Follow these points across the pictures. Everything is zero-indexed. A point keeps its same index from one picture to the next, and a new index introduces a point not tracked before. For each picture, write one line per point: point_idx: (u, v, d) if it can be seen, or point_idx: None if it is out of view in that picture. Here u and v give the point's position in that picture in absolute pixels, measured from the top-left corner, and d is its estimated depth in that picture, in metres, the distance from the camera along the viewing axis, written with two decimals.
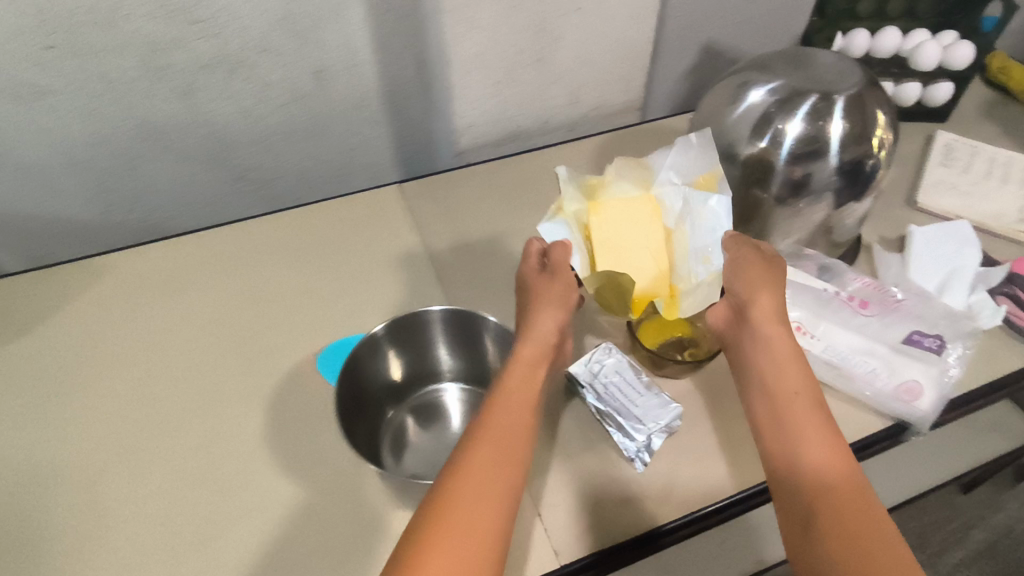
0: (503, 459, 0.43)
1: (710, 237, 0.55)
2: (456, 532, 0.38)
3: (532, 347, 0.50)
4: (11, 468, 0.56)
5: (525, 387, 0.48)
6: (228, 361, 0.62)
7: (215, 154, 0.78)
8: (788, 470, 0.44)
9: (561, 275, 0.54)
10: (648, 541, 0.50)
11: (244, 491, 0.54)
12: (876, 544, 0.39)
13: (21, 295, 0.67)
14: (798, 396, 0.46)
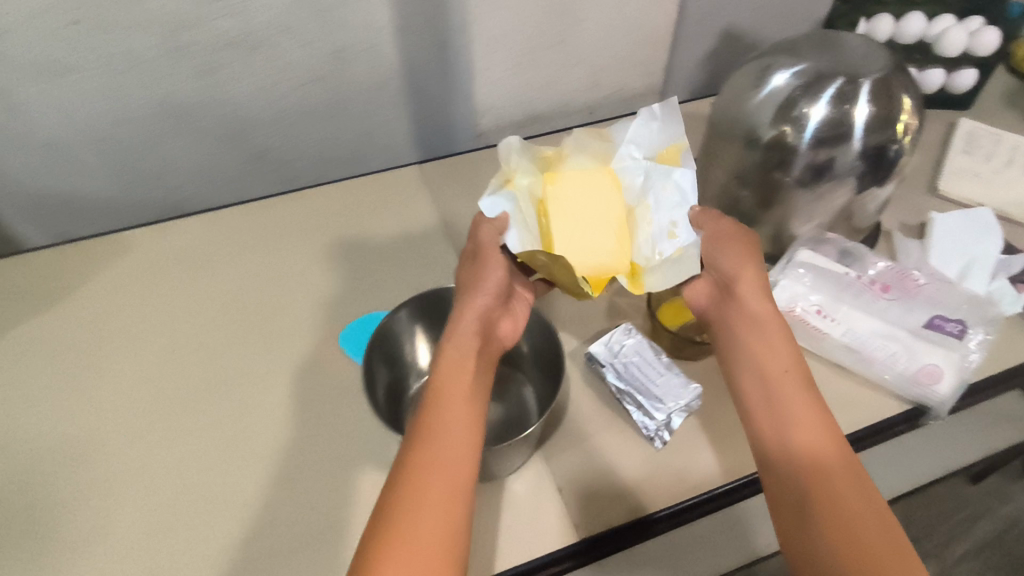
0: (451, 453, 0.41)
1: (674, 212, 0.55)
2: (419, 535, 0.37)
3: (464, 333, 0.48)
4: (44, 437, 0.57)
5: (465, 371, 0.45)
6: (250, 338, 0.64)
7: (237, 133, 0.79)
8: (779, 454, 0.44)
9: (493, 254, 0.52)
10: (637, 529, 0.50)
11: (267, 464, 0.55)
12: (873, 522, 0.39)
13: (50, 270, 0.69)
14: (788, 376, 0.46)
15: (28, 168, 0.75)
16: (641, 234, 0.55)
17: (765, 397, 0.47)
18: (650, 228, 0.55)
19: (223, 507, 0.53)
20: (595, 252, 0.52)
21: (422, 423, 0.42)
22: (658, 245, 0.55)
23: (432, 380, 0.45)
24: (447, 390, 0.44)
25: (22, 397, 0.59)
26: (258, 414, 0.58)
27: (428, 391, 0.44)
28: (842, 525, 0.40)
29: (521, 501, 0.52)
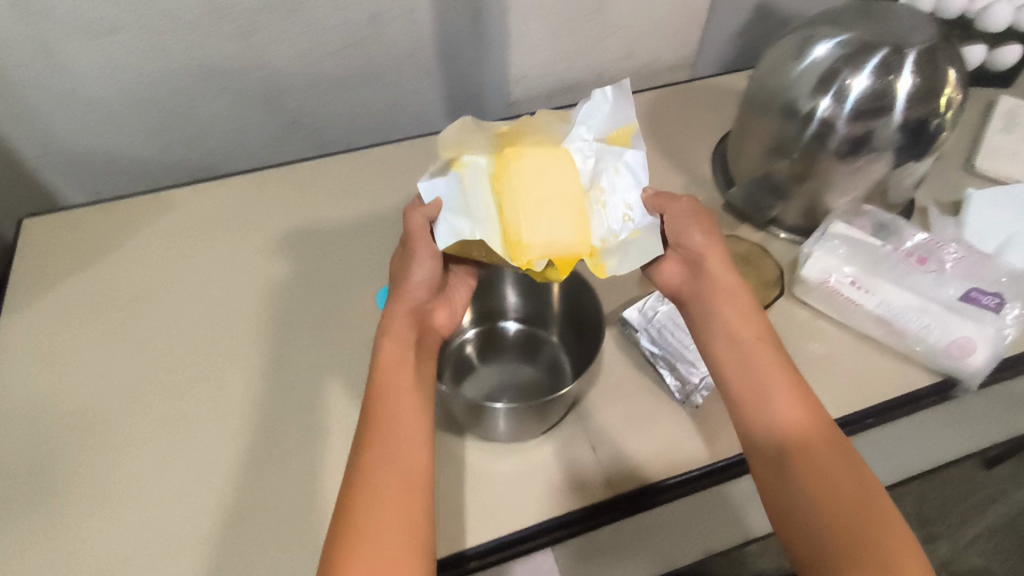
0: (402, 448, 0.41)
1: (633, 191, 0.52)
2: (385, 526, 0.38)
3: (396, 330, 0.48)
4: (90, 383, 0.59)
5: (403, 366, 0.46)
6: (287, 296, 0.65)
7: (272, 96, 0.80)
8: (759, 422, 0.45)
9: (420, 247, 0.51)
10: (641, 498, 0.51)
11: (305, 415, 0.57)
12: (850, 478, 0.41)
13: (96, 226, 0.71)
14: (757, 344, 0.48)
15: (69, 126, 0.77)
16: (600, 213, 0.51)
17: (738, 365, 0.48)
18: (609, 208, 0.51)
19: (262, 454, 0.55)
20: (556, 233, 0.48)
21: (368, 423, 0.43)
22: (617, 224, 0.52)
23: (372, 380, 0.45)
24: (389, 387, 0.44)
25: (69, 344, 0.61)
26: (295, 367, 0.60)
27: (370, 391, 0.45)
28: (827, 483, 0.41)
29: (553, 458, 0.54)
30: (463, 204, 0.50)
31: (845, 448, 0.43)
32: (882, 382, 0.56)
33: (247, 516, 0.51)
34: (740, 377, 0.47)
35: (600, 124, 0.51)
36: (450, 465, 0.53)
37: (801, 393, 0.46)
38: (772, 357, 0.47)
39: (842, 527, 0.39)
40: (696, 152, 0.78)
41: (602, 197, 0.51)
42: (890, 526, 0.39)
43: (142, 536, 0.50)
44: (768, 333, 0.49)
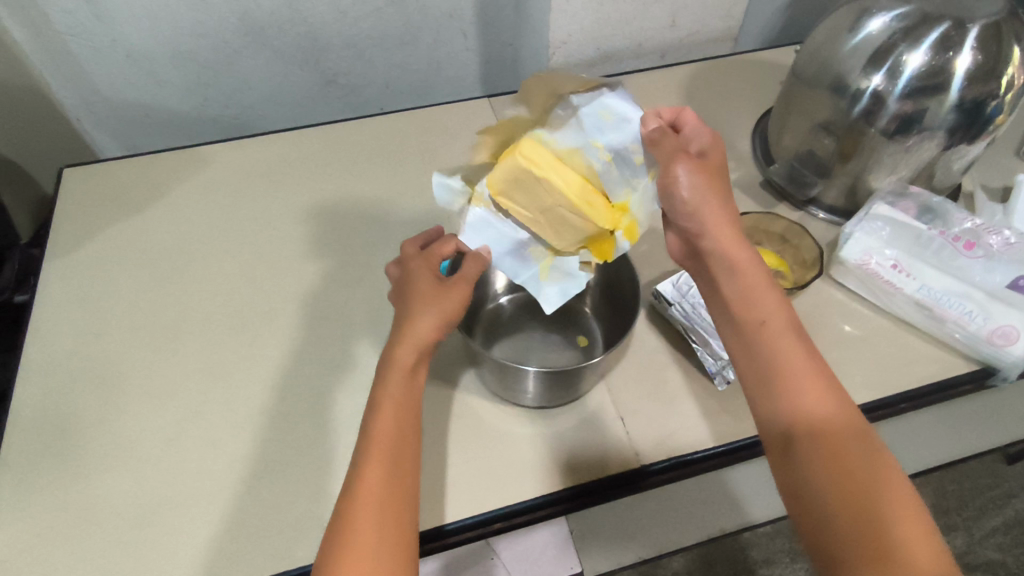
0: (398, 467, 0.39)
1: (627, 136, 0.47)
2: (373, 552, 0.36)
3: (415, 345, 0.44)
4: (126, 327, 0.60)
5: (413, 386, 0.43)
6: (322, 253, 0.66)
7: (311, 55, 0.79)
8: (765, 407, 0.42)
9: (457, 288, 0.46)
10: (631, 479, 0.51)
11: (337, 369, 0.57)
12: (866, 468, 0.37)
13: (136, 177, 0.72)
14: (765, 325, 0.43)
15: (110, 75, 0.77)
16: (604, 179, 0.47)
17: (743, 345, 0.44)
18: (615, 167, 0.47)
19: (296, 405, 0.55)
20: (574, 228, 0.48)
21: (364, 443, 0.40)
22: (628, 179, 0.48)
23: (375, 397, 0.42)
24: (388, 405, 0.42)
25: (108, 289, 0.63)
26: (327, 323, 0.60)
27: (371, 407, 0.42)
28: (842, 479, 0.37)
29: (581, 426, 0.54)
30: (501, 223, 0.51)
31: (865, 441, 0.39)
32: (917, 367, 0.55)
33: (279, 464, 0.52)
34: (751, 365, 0.43)
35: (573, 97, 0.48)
36: (480, 428, 0.54)
37: (818, 378, 0.41)
38: (786, 339, 0.43)
39: (864, 530, 0.35)
40: (735, 127, 0.77)
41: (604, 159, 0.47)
42: (918, 526, 0.35)
43: (176, 477, 0.51)
44: (783, 310, 0.44)
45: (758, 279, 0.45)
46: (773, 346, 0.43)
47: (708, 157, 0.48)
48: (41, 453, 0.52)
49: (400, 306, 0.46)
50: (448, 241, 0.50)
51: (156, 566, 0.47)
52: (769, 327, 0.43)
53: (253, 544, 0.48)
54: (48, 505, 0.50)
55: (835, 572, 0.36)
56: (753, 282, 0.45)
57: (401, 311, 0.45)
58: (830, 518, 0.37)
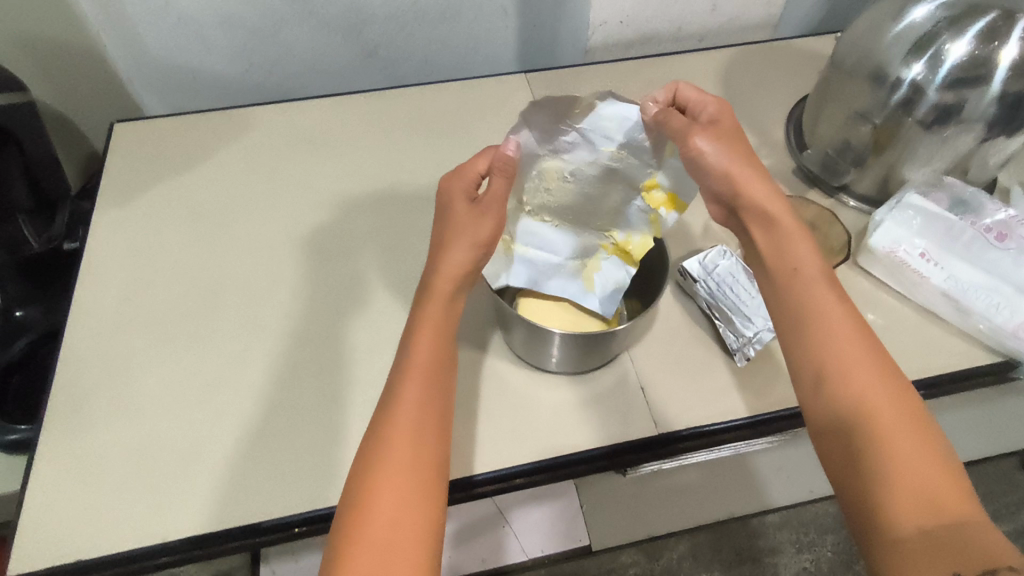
0: (434, 386, 0.42)
1: (632, 129, 0.48)
2: (412, 447, 0.39)
3: (450, 272, 0.45)
4: (170, 278, 0.63)
5: (449, 309, 0.46)
6: (358, 219, 0.68)
7: (354, 25, 0.81)
8: (797, 345, 0.44)
9: (490, 211, 0.46)
10: (647, 447, 0.53)
11: (368, 328, 0.59)
12: (896, 403, 0.39)
13: (182, 136, 0.75)
14: (797, 272, 0.45)
15: (160, 39, 0.79)
16: (626, 173, 0.50)
17: (774, 292, 0.46)
18: (632, 156, 0.49)
19: (330, 360, 0.57)
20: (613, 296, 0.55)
21: (404, 359, 0.43)
22: (649, 163, 0.50)
23: (415, 320, 0.45)
24: (426, 327, 0.44)
25: (154, 240, 0.65)
26: (360, 284, 0.62)
27: (410, 327, 0.45)
28: (872, 412, 0.39)
29: (601, 394, 0.55)
30: (544, 224, 0.52)
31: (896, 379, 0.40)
32: (941, 357, 0.56)
33: (312, 414, 0.54)
34: (783, 312, 0.45)
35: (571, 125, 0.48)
36: (506, 390, 0.55)
37: (849, 321, 0.43)
38: (818, 286, 0.44)
39: (886, 460, 0.37)
40: (771, 114, 0.77)
41: (622, 158, 0.49)
42: (940, 462, 0.37)
43: (215, 419, 0.54)
44: (816, 260, 0.46)
45: (797, 233, 0.47)
46: (805, 291, 0.45)
47: (721, 122, 0.50)
48: (87, 392, 0.55)
49: (436, 233, 0.48)
50: (476, 158, 0.48)
51: (193, 500, 0.50)
52: (801, 274, 0.45)
53: (286, 486, 0.51)
54: (92, 439, 0.53)
55: (862, 500, 0.37)
56: (793, 233, 0.46)
57: (438, 237, 0.47)
58: (856, 451, 0.38)
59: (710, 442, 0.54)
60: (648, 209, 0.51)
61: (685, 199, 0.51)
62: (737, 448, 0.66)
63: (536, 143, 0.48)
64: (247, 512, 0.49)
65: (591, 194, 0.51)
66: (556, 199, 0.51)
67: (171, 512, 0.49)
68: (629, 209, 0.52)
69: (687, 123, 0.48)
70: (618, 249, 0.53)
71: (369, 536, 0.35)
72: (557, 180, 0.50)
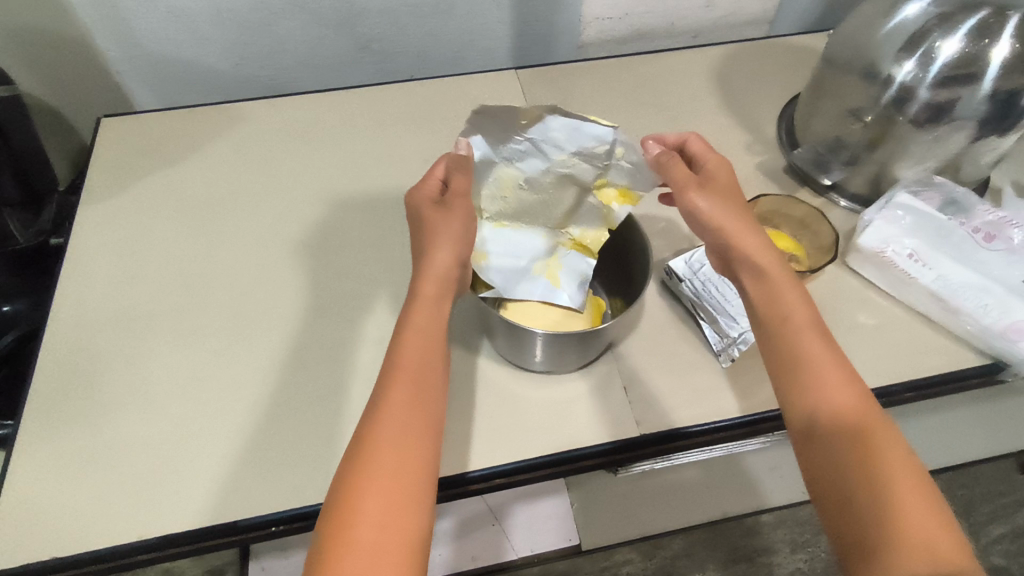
0: (424, 380, 0.41)
1: (583, 139, 0.49)
2: (402, 442, 0.38)
3: (436, 276, 0.45)
4: (154, 272, 0.62)
5: (439, 308, 0.45)
6: (344, 215, 0.67)
7: (346, 18, 0.80)
8: (788, 396, 0.43)
9: (460, 205, 0.48)
10: (631, 447, 0.52)
11: (352, 324, 0.59)
12: (891, 455, 0.38)
13: (171, 130, 0.74)
14: (787, 320, 0.45)
15: (151, 32, 0.79)
16: (579, 177, 0.51)
17: (766, 340, 0.45)
18: (584, 162, 0.50)
19: (313, 356, 0.57)
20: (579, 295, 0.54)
21: (393, 357, 0.42)
22: (600, 165, 0.51)
23: (402, 326, 0.44)
24: (413, 334, 0.43)
25: (140, 235, 0.65)
26: (346, 280, 0.62)
27: (399, 328, 0.44)
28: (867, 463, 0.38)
29: (585, 393, 0.55)
30: (500, 230, 0.53)
31: (887, 429, 0.40)
32: (929, 358, 0.55)
33: (295, 411, 0.54)
34: (773, 358, 0.44)
35: (520, 142, 0.49)
36: (490, 388, 0.55)
37: (839, 368, 0.42)
38: (808, 333, 0.44)
39: (882, 509, 0.36)
40: (764, 111, 0.76)
41: (574, 164, 0.50)
42: (934, 511, 0.36)
43: (196, 416, 0.53)
44: (805, 307, 0.45)
45: (789, 282, 0.46)
46: (794, 339, 0.44)
47: (719, 177, 0.51)
48: (69, 387, 0.55)
49: (414, 244, 0.48)
50: (435, 163, 0.50)
51: (170, 497, 0.49)
52: (791, 323, 0.44)
53: (266, 482, 0.50)
54: (72, 434, 0.52)
55: (863, 553, 0.36)
56: (784, 282, 0.46)
57: (417, 246, 0.48)
58: (852, 501, 0.37)
59: (694, 443, 0.53)
60: (600, 203, 0.53)
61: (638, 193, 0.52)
62: (728, 448, 0.65)
63: (490, 151, 0.50)
64: (225, 509, 0.49)
65: (547, 198, 0.53)
66: (513, 206, 0.53)
67: (147, 509, 0.49)
68: (583, 206, 0.53)
69: (686, 175, 0.51)
70: (574, 243, 0.55)
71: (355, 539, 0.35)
72: (513, 188, 0.52)
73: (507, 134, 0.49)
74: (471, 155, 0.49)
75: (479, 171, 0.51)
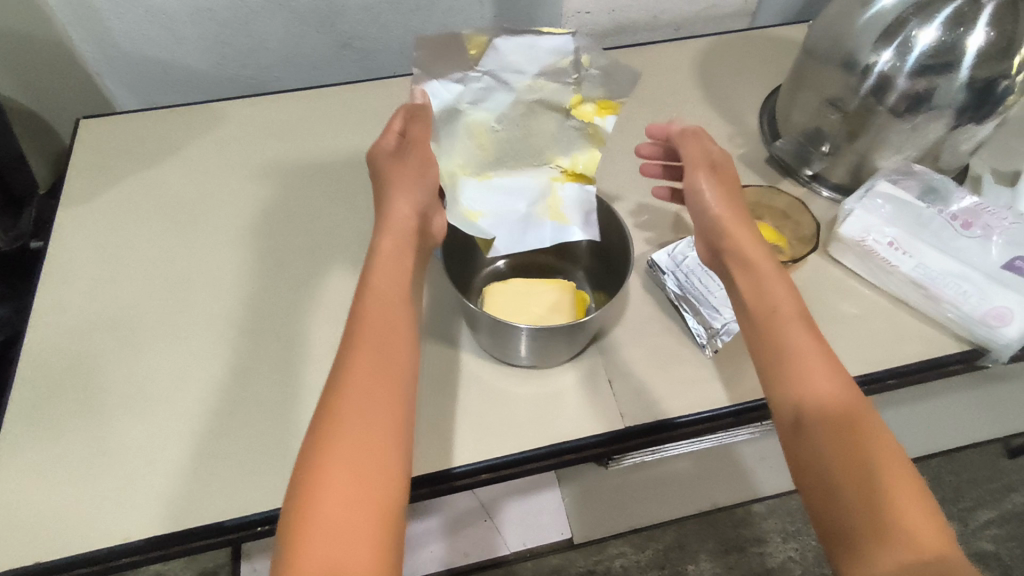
0: (386, 353, 0.41)
1: (545, 54, 0.50)
2: (366, 418, 0.38)
3: (396, 229, 0.47)
4: (136, 274, 0.62)
5: (398, 266, 0.46)
6: (327, 213, 0.67)
7: (326, 16, 0.80)
8: (776, 387, 0.42)
9: (419, 152, 0.49)
10: (617, 440, 0.52)
11: (336, 323, 0.59)
12: (877, 445, 0.38)
13: (151, 131, 0.74)
14: (775, 313, 0.45)
15: (129, 32, 0.78)
16: (550, 99, 0.52)
17: (754, 332, 0.45)
18: (550, 81, 0.51)
19: (297, 355, 0.57)
20: (560, 295, 0.54)
21: (353, 329, 0.42)
22: (570, 82, 0.52)
23: (362, 294, 0.44)
24: (372, 309, 0.43)
25: (121, 237, 0.65)
26: (330, 279, 0.62)
27: (358, 300, 0.43)
28: (853, 452, 0.38)
29: (571, 386, 0.55)
30: (490, 183, 0.53)
31: (872, 419, 0.40)
32: (909, 345, 0.56)
33: (276, 410, 0.54)
34: (761, 351, 0.44)
35: (478, 76, 0.51)
36: (476, 383, 0.55)
37: (824, 361, 0.42)
38: (795, 325, 0.44)
39: (869, 499, 0.37)
40: (746, 103, 0.76)
41: (540, 85, 0.51)
42: (918, 500, 0.37)
43: (178, 416, 0.53)
44: (793, 301, 0.45)
45: (776, 275, 0.47)
46: (782, 331, 0.44)
47: (722, 172, 0.53)
48: (48, 391, 0.54)
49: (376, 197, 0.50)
50: (392, 118, 0.51)
51: (154, 499, 0.49)
52: (779, 316, 0.44)
53: (249, 482, 0.50)
54: (52, 437, 0.52)
55: (850, 542, 0.36)
56: (772, 276, 0.46)
57: (378, 198, 0.50)
58: (840, 489, 0.37)
59: (680, 435, 0.53)
60: (581, 124, 0.53)
61: (615, 99, 0.52)
62: (719, 438, 0.66)
63: (449, 98, 0.51)
64: (209, 510, 0.49)
65: (523, 131, 0.53)
66: (493, 153, 0.53)
67: (130, 512, 0.49)
68: (565, 131, 0.53)
69: (699, 156, 0.53)
70: (568, 173, 0.54)
71: (323, 519, 0.34)
72: (488, 133, 0.53)
73: (461, 72, 0.51)
74: (428, 103, 0.50)
75: (446, 122, 0.52)
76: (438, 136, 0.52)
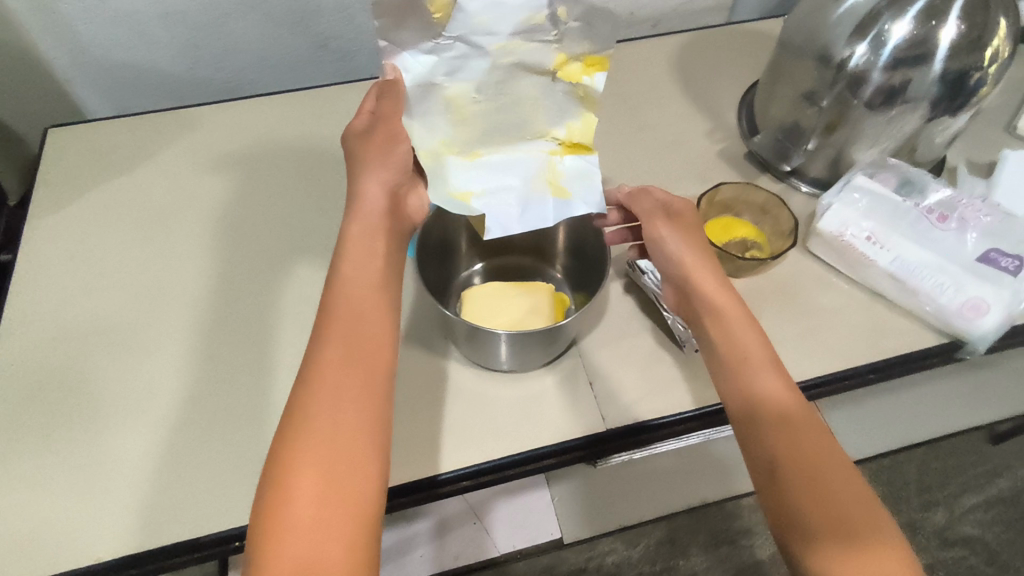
0: (357, 343, 0.40)
1: (518, 11, 0.41)
2: (336, 408, 0.38)
3: (365, 213, 0.47)
4: (108, 285, 0.61)
5: (368, 251, 0.45)
6: (304, 218, 0.66)
7: (301, 17, 0.79)
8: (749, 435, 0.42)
9: (394, 134, 0.48)
10: (600, 442, 0.52)
11: None
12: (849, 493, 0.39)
13: (122, 138, 0.72)
14: (746, 359, 0.44)
15: (97, 37, 0.77)
16: (529, 61, 0.44)
17: (726, 377, 0.45)
18: (528, 40, 0.43)
19: (275, 364, 0.56)
20: (538, 300, 0.54)
21: (323, 321, 0.41)
22: (550, 39, 0.43)
23: (335, 286, 0.43)
24: (342, 303, 0.42)
25: (92, 247, 0.63)
26: (307, 285, 0.61)
27: (332, 290, 0.43)
28: (827, 502, 0.38)
29: (553, 389, 0.55)
30: (481, 162, 0.47)
31: (843, 466, 0.40)
32: (887, 339, 0.56)
33: (254, 421, 0.53)
34: (733, 398, 0.44)
35: (445, 43, 0.43)
36: (454, 388, 0.54)
37: (797, 410, 0.42)
38: (765, 370, 0.44)
39: (846, 549, 0.36)
40: (723, 98, 0.76)
41: (515, 46, 0.43)
42: (891, 548, 0.37)
43: (154, 429, 0.52)
44: (761, 346, 0.45)
45: (744, 321, 0.46)
46: (752, 377, 0.44)
47: (684, 217, 0.52)
48: (19, 407, 0.53)
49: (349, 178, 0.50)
50: (366, 94, 0.49)
51: (130, 514, 0.48)
52: (749, 363, 0.44)
53: (227, 496, 0.49)
54: (22, 453, 0.51)
55: None
56: (740, 321, 0.46)
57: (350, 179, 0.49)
58: (817, 540, 0.37)
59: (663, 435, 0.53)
60: (570, 86, 0.46)
61: (603, 53, 0.44)
62: (705, 435, 0.66)
63: (421, 72, 0.44)
64: (186, 525, 0.48)
65: (507, 99, 0.46)
66: (476, 127, 0.46)
67: (106, 529, 0.48)
68: (554, 95, 0.46)
69: (651, 208, 0.53)
70: (567, 145, 0.48)
71: (292, 518, 0.34)
72: (468, 105, 0.46)
73: (423, 37, 0.42)
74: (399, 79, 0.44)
75: (420, 98, 0.45)
76: (414, 111, 0.46)
